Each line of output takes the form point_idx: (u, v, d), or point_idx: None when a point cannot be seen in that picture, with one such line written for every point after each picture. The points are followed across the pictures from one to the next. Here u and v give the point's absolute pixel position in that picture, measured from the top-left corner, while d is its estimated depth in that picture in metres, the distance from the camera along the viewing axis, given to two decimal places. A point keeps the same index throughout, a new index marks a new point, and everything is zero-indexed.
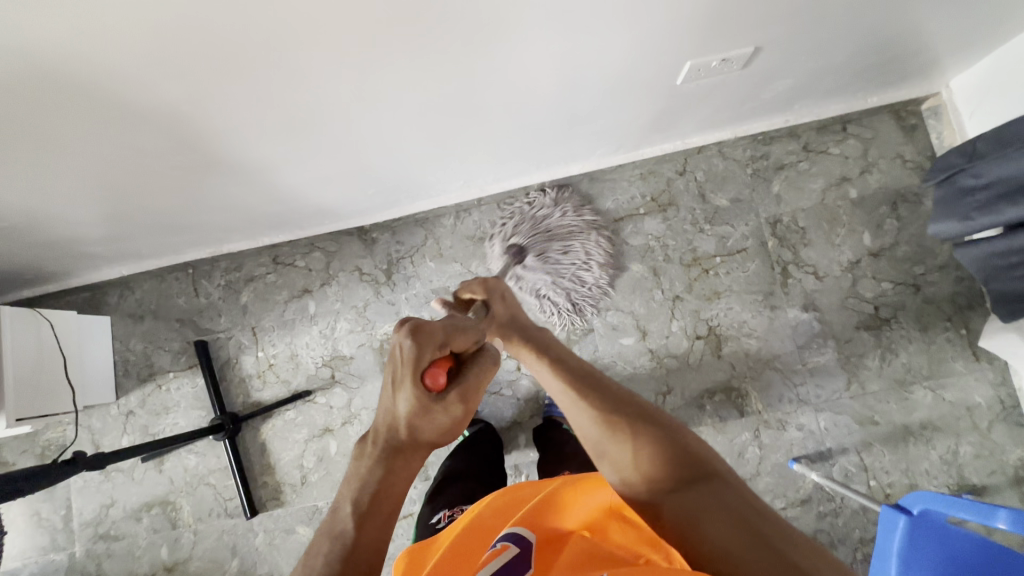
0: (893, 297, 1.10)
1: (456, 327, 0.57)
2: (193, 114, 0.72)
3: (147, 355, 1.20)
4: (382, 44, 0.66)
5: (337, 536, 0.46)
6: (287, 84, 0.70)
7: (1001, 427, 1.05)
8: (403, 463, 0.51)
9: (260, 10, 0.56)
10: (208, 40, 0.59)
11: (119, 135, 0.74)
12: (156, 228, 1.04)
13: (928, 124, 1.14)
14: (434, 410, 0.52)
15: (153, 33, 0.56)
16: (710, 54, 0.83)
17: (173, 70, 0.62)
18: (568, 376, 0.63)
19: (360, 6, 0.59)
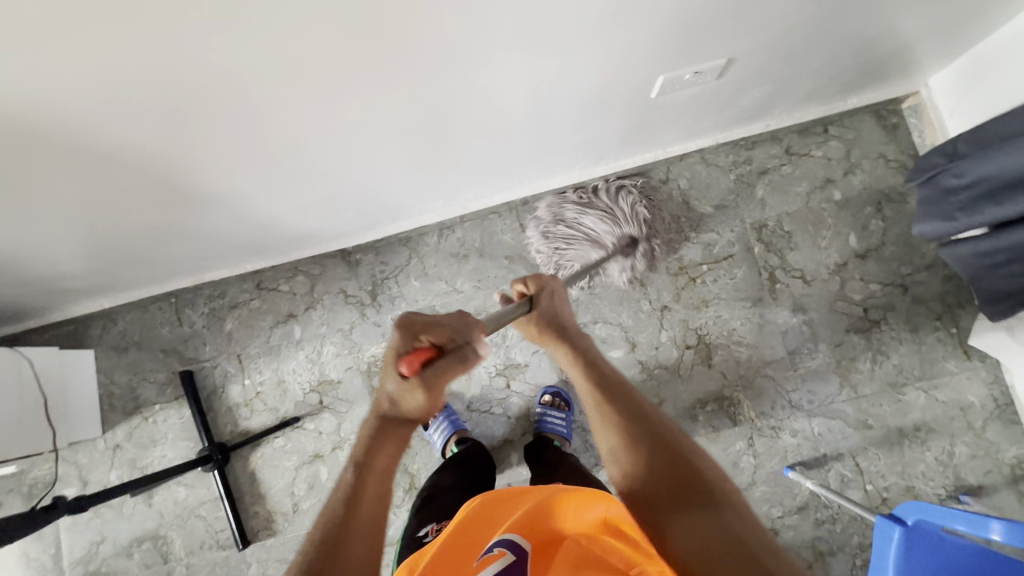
0: (882, 298, 1.10)
1: (438, 322, 0.57)
2: (161, 150, 0.72)
3: (132, 388, 1.18)
4: (348, 73, 0.66)
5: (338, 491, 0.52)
6: (253, 117, 0.70)
7: (996, 426, 1.05)
8: (387, 439, 0.55)
9: (218, 46, 0.55)
10: (164, 79, 0.58)
11: (86, 174, 0.73)
12: (136, 261, 1.03)
13: (908, 122, 1.13)
14: (404, 392, 0.54)
15: (110, 75, 0.55)
16: (683, 67, 0.82)
17: (135, 110, 0.62)
18: (602, 379, 0.64)
19: (318, 38, 0.58)
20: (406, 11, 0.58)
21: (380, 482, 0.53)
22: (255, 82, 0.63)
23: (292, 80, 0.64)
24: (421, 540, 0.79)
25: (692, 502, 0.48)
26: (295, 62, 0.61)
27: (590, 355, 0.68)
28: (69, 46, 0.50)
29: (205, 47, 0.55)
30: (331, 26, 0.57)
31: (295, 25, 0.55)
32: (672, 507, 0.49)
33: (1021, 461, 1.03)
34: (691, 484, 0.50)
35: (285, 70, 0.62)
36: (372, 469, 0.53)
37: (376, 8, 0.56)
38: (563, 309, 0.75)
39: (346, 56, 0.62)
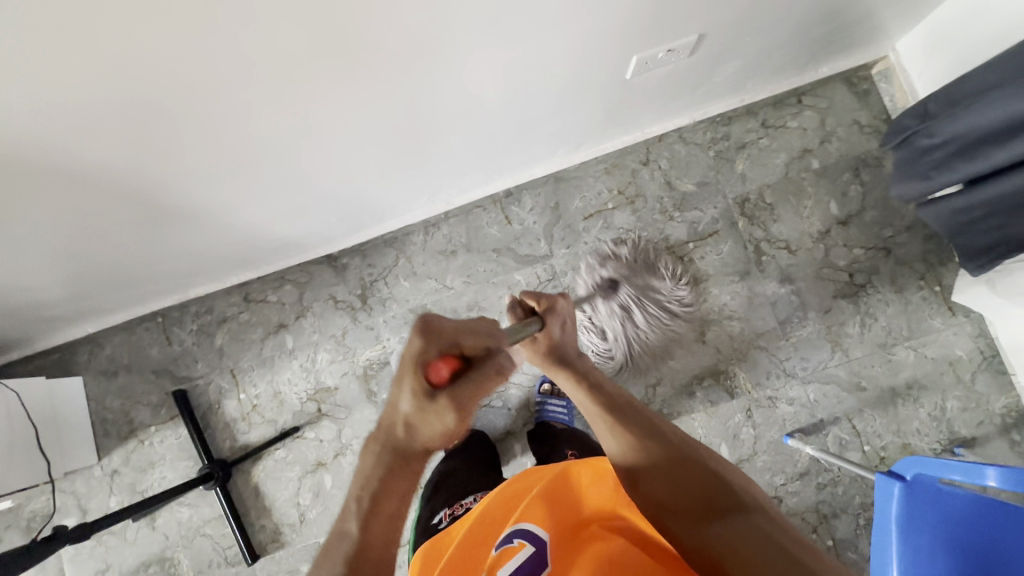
0: (866, 262, 1.11)
1: (474, 333, 0.53)
2: (135, 169, 0.70)
3: (125, 412, 1.16)
4: (321, 76, 0.65)
5: (343, 534, 0.47)
6: (228, 129, 0.69)
7: (984, 377, 1.07)
8: (399, 468, 0.49)
9: (183, 54, 0.54)
10: (131, 93, 0.57)
11: (60, 198, 0.71)
12: (117, 283, 1.01)
13: (879, 88, 1.15)
14: (428, 412, 0.49)
15: (77, 92, 0.54)
16: (656, 46, 0.82)
17: (107, 128, 0.61)
18: (611, 404, 0.65)
19: (286, 40, 0.57)
20: (374, 8, 0.57)
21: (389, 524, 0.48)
22: (226, 92, 0.62)
23: (264, 87, 0.63)
24: (436, 525, 0.79)
25: (718, 508, 0.49)
26: (263, 67, 0.60)
27: (596, 382, 0.69)
28: (29, 64, 0.49)
29: (170, 58, 0.54)
30: (298, 28, 0.56)
31: (262, 29, 0.55)
32: (701, 514, 0.49)
33: (1011, 410, 1.05)
34: (714, 492, 0.51)
35: (255, 77, 0.61)
36: (382, 511, 0.48)
37: (341, 5, 0.55)
38: (568, 338, 0.75)
39: (317, 58, 0.62)
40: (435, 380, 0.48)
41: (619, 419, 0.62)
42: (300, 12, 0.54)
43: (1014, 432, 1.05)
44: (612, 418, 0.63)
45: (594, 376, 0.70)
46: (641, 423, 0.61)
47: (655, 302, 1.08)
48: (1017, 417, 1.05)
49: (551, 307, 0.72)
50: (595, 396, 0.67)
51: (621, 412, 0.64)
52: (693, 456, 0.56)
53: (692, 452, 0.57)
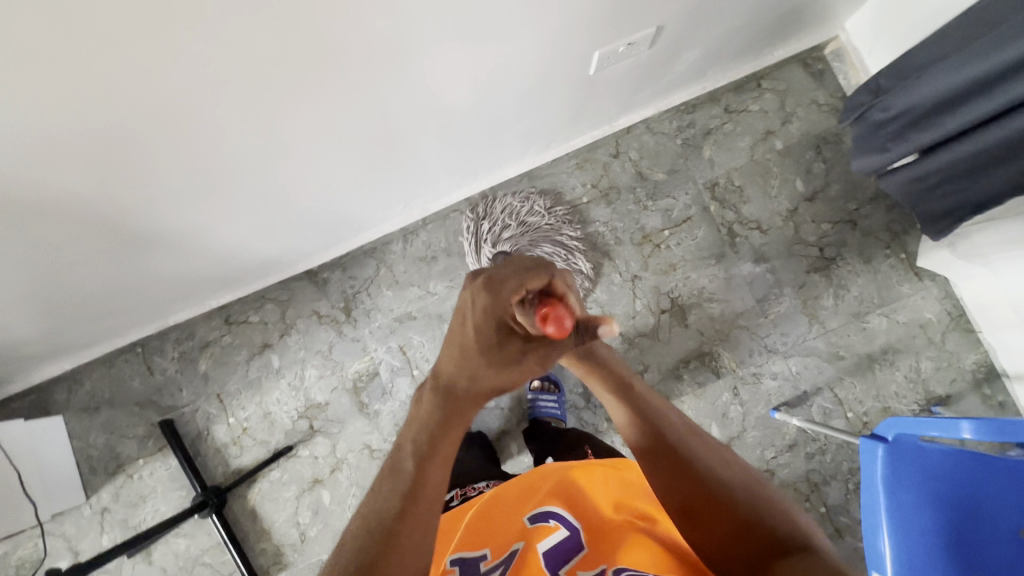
0: (835, 236, 1.15)
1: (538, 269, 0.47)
2: (104, 195, 0.69)
3: (111, 447, 1.13)
4: (287, 88, 0.65)
5: (396, 473, 0.45)
6: (197, 149, 0.68)
7: (954, 337, 1.12)
8: (461, 415, 0.47)
9: (148, 75, 0.54)
10: (99, 119, 0.56)
11: (27, 230, 0.70)
12: (92, 315, 0.99)
13: (833, 67, 1.19)
14: (505, 367, 0.46)
15: (40, 119, 0.53)
16: (616, 40, 0.84)
17: (71, 155, 0.60)
18: (657, 429, 0.60)
19: (248, 56, 0.57)
20: (336, 18, 0.58)
21: (442, 473, 0.45)
22: (193, 113, 0.61)
23: (231, 104, 0.63)
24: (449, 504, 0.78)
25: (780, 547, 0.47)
26: (227, 84, 0.60)
27: (637, 402, 0.63)
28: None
29: (135, 80, 0.53)
30: (262, 42, 0.56)
31: (226, 46, 0.55)
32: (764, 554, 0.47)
33: (981, 366, 1.10)
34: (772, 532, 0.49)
35: (222, 94, 0.61)
36: (435, 473, 0.45)
37: (302, 16, 0.55)
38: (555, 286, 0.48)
39: (282, 70, 0.62)
40: (551, 330, 0.43)
41: (663, 448, 0.58)
42: (263, 26, 0.54)
43: (985, 387, 1.09)
44: (659, 448, 0.58)
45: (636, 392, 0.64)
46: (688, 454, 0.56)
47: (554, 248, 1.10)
48: (987, 372, 1.10)
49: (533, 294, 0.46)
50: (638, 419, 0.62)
51: (666, 436, 0.59)
52: (753, 496, 0.52)
53: (751, 491, 0.52)
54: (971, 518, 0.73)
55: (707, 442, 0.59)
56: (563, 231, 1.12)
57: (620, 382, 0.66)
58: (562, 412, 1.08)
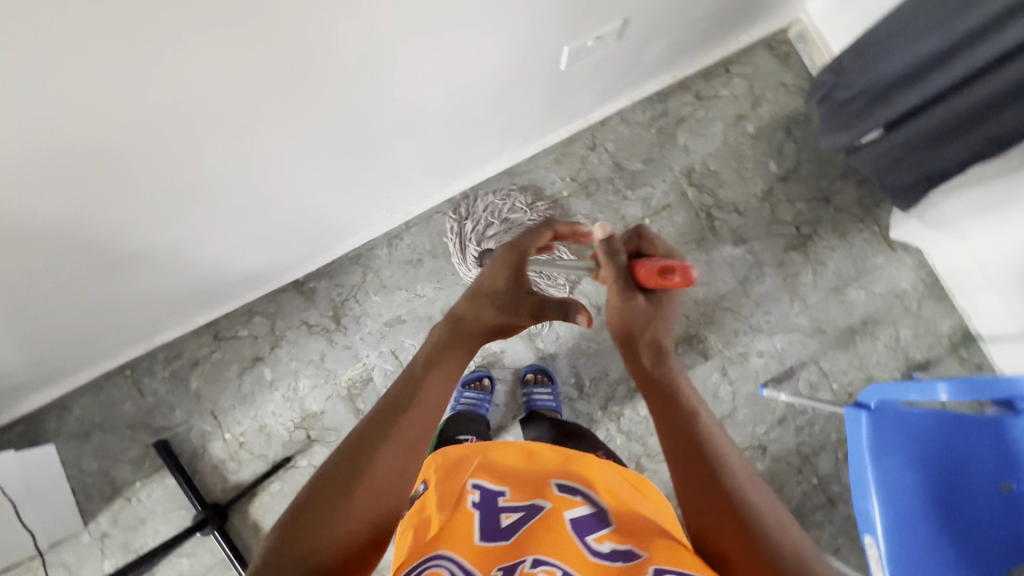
0: (810, 213, 1.18)
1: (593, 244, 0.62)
2: (83, 216, 0.69)
3: (106, 472, 1.12)
4: (260, 97, 0.65)
5: (406, 377, 0.52)
6: (173, 164, 0.68)
7: (930, 304, 1.15)
8: (463, 340, 0.56)
9: (122, 91, 0.54)
10: (72, 138, 0.56)
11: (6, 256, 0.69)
12: (77, 340, 0.98)
13: (798, 49, 1.22)
14: (514, 301, 0.59)
15: (13, 143, 0.53)
16: (585, 35, 0.85)
17: (45, 178, 0.59)
18: (707, 456, 0.47)
19: (221, 67, 0.58)
20: (307, 25, 0.58)
21: (444, 385, 0.52)
22: (169, 128, 0.62)
23: (207, 118, 0.63)
24: None
25: None
26: (202, 96, 0.60)
27: (686, 414, 0.49)
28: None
29: (109, 97, 0.54)
30: (237, 54, 0.57)
31: (197, 59, 0.55)
32: None
33: (957, 330, 1.14)
34: None
35: (197, 108, 0.61)
36: (435, 381, 0.52)
37: (271, 23, 0.56)
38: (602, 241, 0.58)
39: (254, 78, 0.62)
40: (677, 278, 0.51)
41: (711, 482, 0.45)
42: (236, 37, 0.55)
43: (961, 349, 1.13)
44: (705, 481, 0.46)
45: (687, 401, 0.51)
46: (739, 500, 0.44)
47: None
48: (963, 335, 1.14)
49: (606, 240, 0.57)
50: (684, 431, 0.48)
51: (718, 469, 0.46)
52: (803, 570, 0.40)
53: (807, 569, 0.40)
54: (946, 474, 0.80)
55: (766, 492, 0.46)
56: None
57: (665, 379, 0.52)
58: (556, 404, 1.09)
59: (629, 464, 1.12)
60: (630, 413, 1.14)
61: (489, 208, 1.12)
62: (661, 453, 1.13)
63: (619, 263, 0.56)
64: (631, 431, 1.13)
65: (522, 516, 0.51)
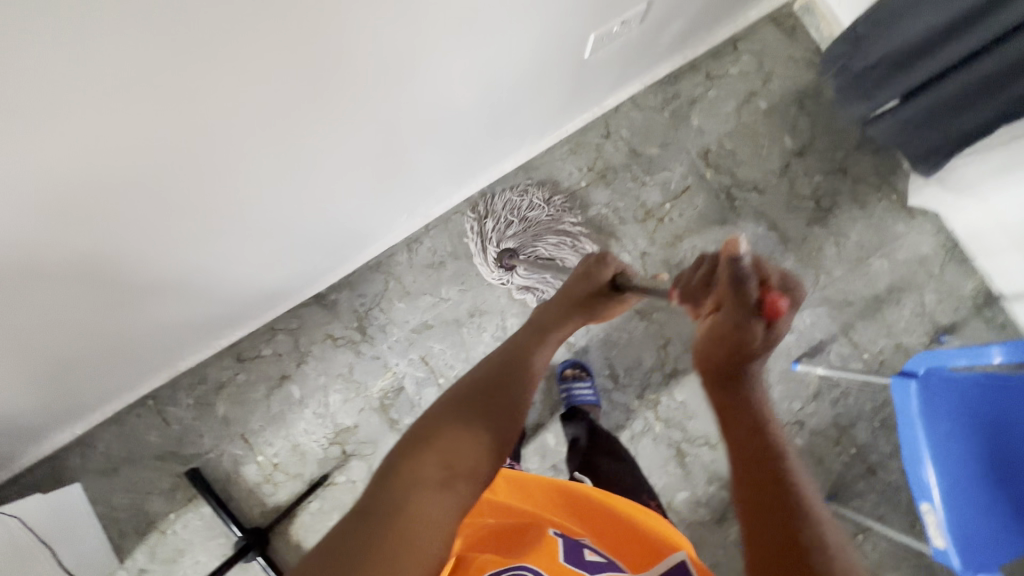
0: (828, 186, 1.17)
1: (621, 263, 0.78)
2: (116, 243, 0.67)
3: (138, 506, 1.08)
4: (291, 101, 0.63)
5: (526, 341, 0.67)
6: (209, 181, 0.67)
7: (952, 267, 1.16)
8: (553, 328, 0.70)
9: (162, 102, 0.52)
10: (110, 156, 0.54)
11: (36, 290, 0.67)
12: (100, 373, 0.94)
13: (804, 21, 1.21)
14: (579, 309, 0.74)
15: (41, 162, 0.50)
16: (611, 20, 0.84)
17: (73, 200, 0.57)
18: (791, 498, 0.40)
19: (254, 70, 0.55)
20: (346, 23, 0.57)
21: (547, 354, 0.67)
22: (207, 141, 0.60)
23: (244, 129, 0.62)
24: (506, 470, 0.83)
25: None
26: (236, 101, 0.58)
27: (775, 452, 0.43)
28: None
29: (148, 109, 0.52)
30: (276, 58, 0.56)
31: (231, 61, 0.53)
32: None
33: (980, 291, 1.15)
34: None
35: (236, 118, 0.60)
36: (543, 349, 0.67)
37: (307, 18, 0.54)
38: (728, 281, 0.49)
39: (287, 81, 0.60)
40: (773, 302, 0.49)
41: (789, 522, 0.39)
42: (275, 39, 0.54)
43: (986, 310, 1.15)
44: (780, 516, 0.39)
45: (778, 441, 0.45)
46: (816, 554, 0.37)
47: (561, 237, 1.11)
48: (986, 296, 1.15)
49: (742, 277, 0.48)
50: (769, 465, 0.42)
51: (800, 515, 0.39)
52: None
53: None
54: (994, 432, 0.83)
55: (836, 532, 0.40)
56: (565, 219, 1.12)
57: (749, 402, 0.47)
58: (592, 395, 1.08)
59: (670, 450, 1.12)
60: (666, 401, 1.13)
61: (504, 206, 1.11)
62: (701, 437, 1.13)
63: (745, 293, 0.48)
64: (669, 418, 1.13)
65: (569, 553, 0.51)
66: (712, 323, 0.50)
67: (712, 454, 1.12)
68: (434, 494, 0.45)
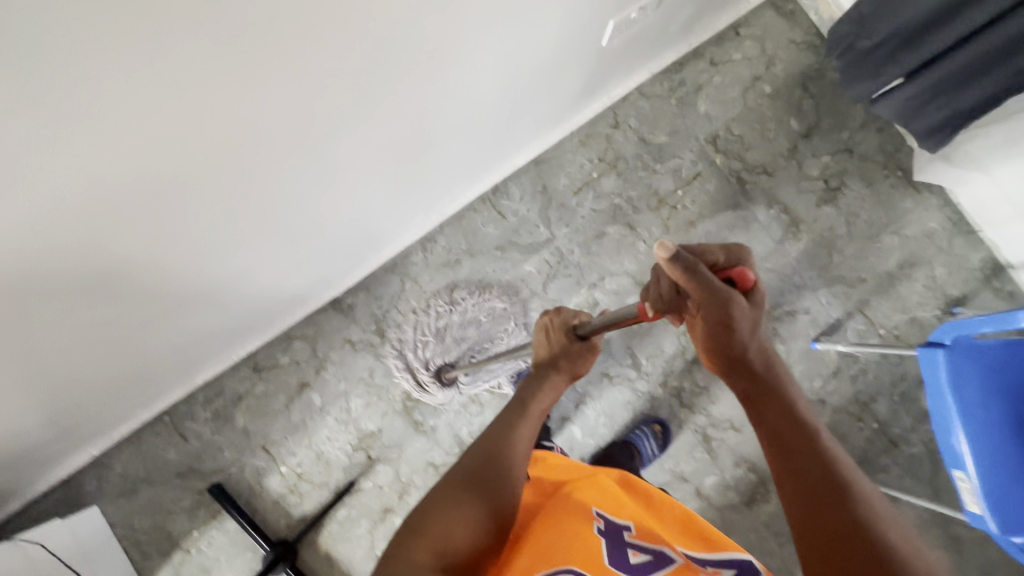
0: (836, 166, 1.19)
1: (577, 311, 0.68)
2: (148, 253, 0.66)
3: (160, 526, 1.05)
4: (325, 98, 0.62)
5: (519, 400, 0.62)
6: (242, 183, 0.66)
7: (959, 240, 1.18)
8: (544, 380, 0.65)
9: (203, 99, 0.51)
10: (152, 157, 0.53)
11: (68, 306, 0.65)
12: (121, 390, 0.92)
13: (803, 5, 1.23)
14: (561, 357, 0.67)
15: (80, 167, 0.49)
16: (628, 7, 0.86)
17: (107, 208, 0.55)
18: (814, 449, 0.46)
19: (293, 65, 0.55)
20: (387, 18, 0.58)
21: (543, 410, 0.62)
22: (241, 139, 0.59)
23: (282, 128, 0.62)
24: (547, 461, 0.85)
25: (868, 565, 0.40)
26: (273, 97, 0.57)
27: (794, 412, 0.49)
28: (44, 142, 0.44)
29: (195, 107, 0.51)
30: (319, 54, 0.56)
31: (273, 52, 0.52)
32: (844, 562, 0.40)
33: (988, 261, 1.17)
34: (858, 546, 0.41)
35: (275, 116, 0.60)
36: (538, 405, 0.62)
37: (346, 9, 0.53)
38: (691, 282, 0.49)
39: (324, 77, 0.59)
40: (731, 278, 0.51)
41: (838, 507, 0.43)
42: (319, 35, 0.54)
43: (995, 280, 1.17)
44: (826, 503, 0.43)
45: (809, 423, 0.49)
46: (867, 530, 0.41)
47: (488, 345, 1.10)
48: (993, 266, 1.17)
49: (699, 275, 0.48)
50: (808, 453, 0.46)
51: (829, 471, 0.45)
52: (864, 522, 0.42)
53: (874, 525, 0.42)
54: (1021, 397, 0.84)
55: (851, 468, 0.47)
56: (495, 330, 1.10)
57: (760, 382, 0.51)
58: (655, 455, 1.07)
59: (696, 436, 1.12)
60: (690, 387, 1.13)
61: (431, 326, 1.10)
62: (726, 421, 1.13)
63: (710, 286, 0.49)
64: (693, 404, 1.13)
65: (615, 535, 0.52)
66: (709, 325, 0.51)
67: (738, 438, 1.12)
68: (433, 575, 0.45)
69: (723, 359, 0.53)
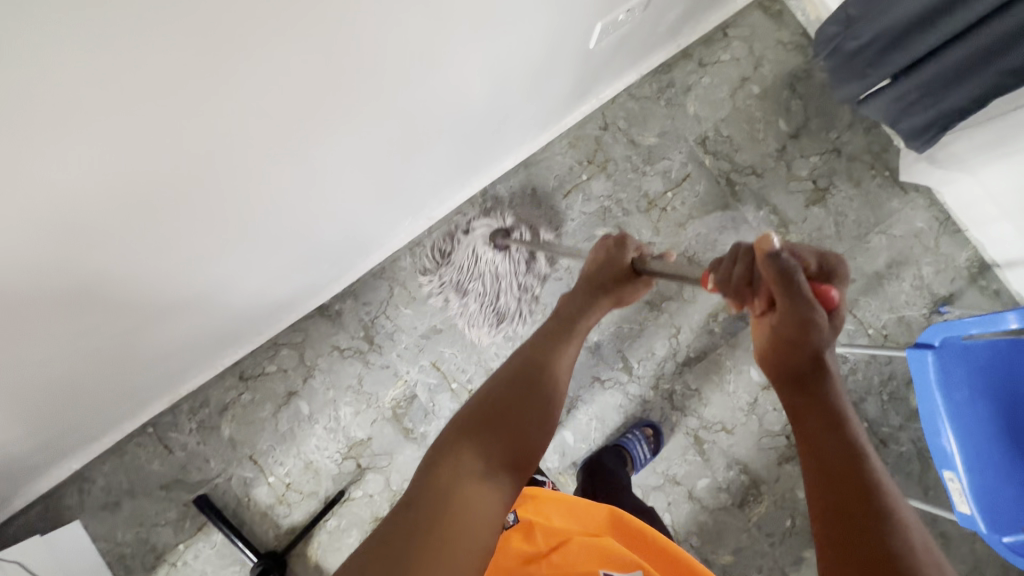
0: (824, 167, 1.19)
1: (638, 244, 0.78)
2: (127, 264, 0.64)
3: (144, 540, 1.03)
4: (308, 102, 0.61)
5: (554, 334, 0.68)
6: (228, 189, 0.65)
7: (946, 239, 1.19)
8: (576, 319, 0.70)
9: (178, 109, 0.49)
10: (129, 169, 0.51)
11: (43, 321, 0.63)
12: (102, 403, 0.89)
13: (790, 6, 1.23)
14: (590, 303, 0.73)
15: (49, 182, 0.47)
16: (616, 8, 0.85)
17: (81, 220, 0.53)
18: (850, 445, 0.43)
19: (273, 69, 0.53)
20: (371, 21, 0.57)
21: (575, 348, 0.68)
22: (221, 147, 0.58)
23: (265, 134, 0.61)
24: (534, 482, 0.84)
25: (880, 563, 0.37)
26: (252, 103, 0.55)
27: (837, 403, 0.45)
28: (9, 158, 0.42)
29: (174, 117, 0.50)
30: (300, 56, 0.54)
31: (252, 58, 0.50)
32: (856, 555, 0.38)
33: (974, 260, 1.18)
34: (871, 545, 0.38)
35: (259, 122, 0.58)
36: (569, 345, 0.67)
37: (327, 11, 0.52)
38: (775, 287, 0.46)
39: (306, 80, 0.58)
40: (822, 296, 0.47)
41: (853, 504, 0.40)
42: (299, 40, 0.52)
43: (981, 279, 1.18)
44: (846, 498, 0.41)
45: (849, 418, 0.45)
46: (881, 530, 0.39)
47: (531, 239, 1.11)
48: (980, 265, 1.18)
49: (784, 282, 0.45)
50: (839, 442, 0.43)
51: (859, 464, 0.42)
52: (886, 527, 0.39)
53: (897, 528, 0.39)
54: (1009, 396, 0.84)
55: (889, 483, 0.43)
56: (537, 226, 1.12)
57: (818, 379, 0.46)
58: (647, 460, 1.07)
59: (689, 438, 1.12)
60: (682, 389, 1.13)
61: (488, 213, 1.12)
62: (717, 423, 1.13)
63: (795, 292, 0.45)
64: (685, 407, 1.13)
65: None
66: (776, 326, 0.47)
67: (730, 440, 1.12)
68: (476, 485, 0.48)
69: (777, 355, 0.48)
